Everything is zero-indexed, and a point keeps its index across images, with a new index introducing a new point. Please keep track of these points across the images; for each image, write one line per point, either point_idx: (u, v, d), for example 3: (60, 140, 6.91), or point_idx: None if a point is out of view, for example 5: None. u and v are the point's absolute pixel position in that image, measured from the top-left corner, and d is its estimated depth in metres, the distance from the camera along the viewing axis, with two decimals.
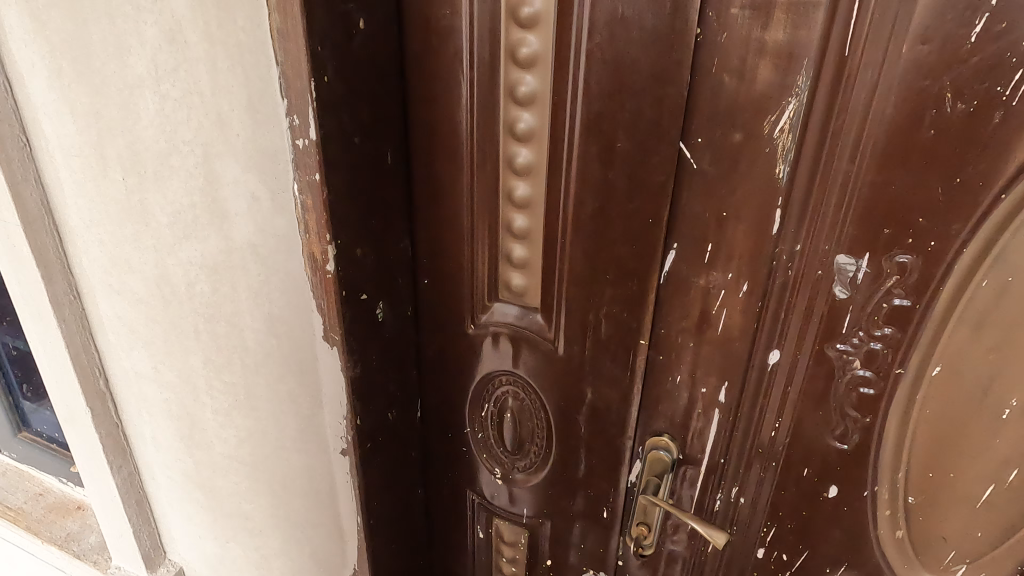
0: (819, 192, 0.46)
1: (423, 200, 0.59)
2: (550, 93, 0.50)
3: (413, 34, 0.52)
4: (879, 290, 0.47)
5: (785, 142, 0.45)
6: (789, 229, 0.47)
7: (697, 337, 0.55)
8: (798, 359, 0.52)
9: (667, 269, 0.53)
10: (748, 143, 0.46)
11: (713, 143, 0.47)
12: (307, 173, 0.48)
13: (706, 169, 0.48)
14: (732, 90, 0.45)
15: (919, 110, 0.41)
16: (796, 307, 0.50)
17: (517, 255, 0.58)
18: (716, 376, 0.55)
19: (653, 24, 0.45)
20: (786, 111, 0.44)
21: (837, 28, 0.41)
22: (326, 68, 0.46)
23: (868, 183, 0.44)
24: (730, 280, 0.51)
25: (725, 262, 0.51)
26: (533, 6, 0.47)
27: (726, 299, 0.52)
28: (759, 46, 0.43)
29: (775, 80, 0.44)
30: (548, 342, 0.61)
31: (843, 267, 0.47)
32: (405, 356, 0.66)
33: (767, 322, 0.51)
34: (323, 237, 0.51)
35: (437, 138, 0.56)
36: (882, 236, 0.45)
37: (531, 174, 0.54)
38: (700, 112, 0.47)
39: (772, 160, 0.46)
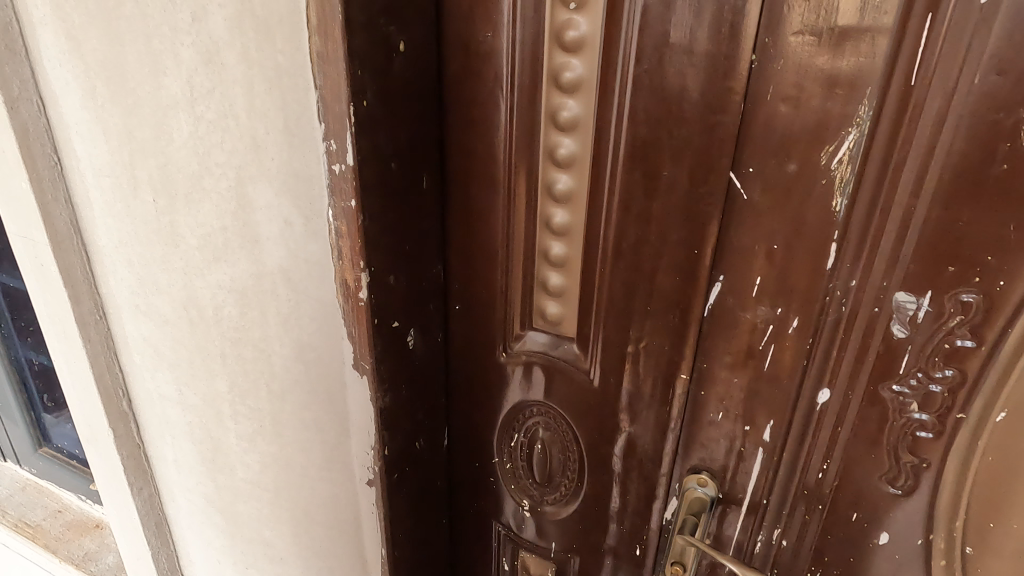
0: (878, 227, 0.44)
1: (457, 225, 0.58)
2: (593, 119, 0.48)
3: (452, 56, 0.51)
4: (940, 330, 0.45)
5: (843, 174, 0.44)
6: (843, 263, 0.46)
7: (741, 372, 0.53)
8: (849, 398, 0.50)
9: (712, 301, 0.51)
10: (802, 174, 0.45)
11: (765, 172, 0.46)
12: (343, 199, 0.47)
13: (757, 200, 0.47)
14: (787, 119, 0.44)
15: (991, 144, 0.39)
16: (849, 345, 0.48)
17: (553, 283, 0.56)
18: (762, 414, 0.53)
19: (705, 50, 0.43)
20: (845, 142, 0.43)
21: (903, 56, 0.39)
22: (366, 92, 0.44)
23: (932, 218, 0.42)
24: (778, 315, 0.50)
25: (773, 295, 0.49)
26: (579, 30, 0.46)
27: (774, 334, 0.50)
28: (817, 73, 0.42)
29: (834, 109, 0.42)
30: (583, 373, 0.58)
31: (902, 305, 0.45)
32: (433, 384, 0.64)
33: (817, 358, 0.49)
34: (357, 263, 0.49)
35: (474, 162, 0.54)
36: (945, 273, 0.43)
37: (571, 200, 0.52)
38: (752, 141, 0.45)
39: (828, 193, 0.45)
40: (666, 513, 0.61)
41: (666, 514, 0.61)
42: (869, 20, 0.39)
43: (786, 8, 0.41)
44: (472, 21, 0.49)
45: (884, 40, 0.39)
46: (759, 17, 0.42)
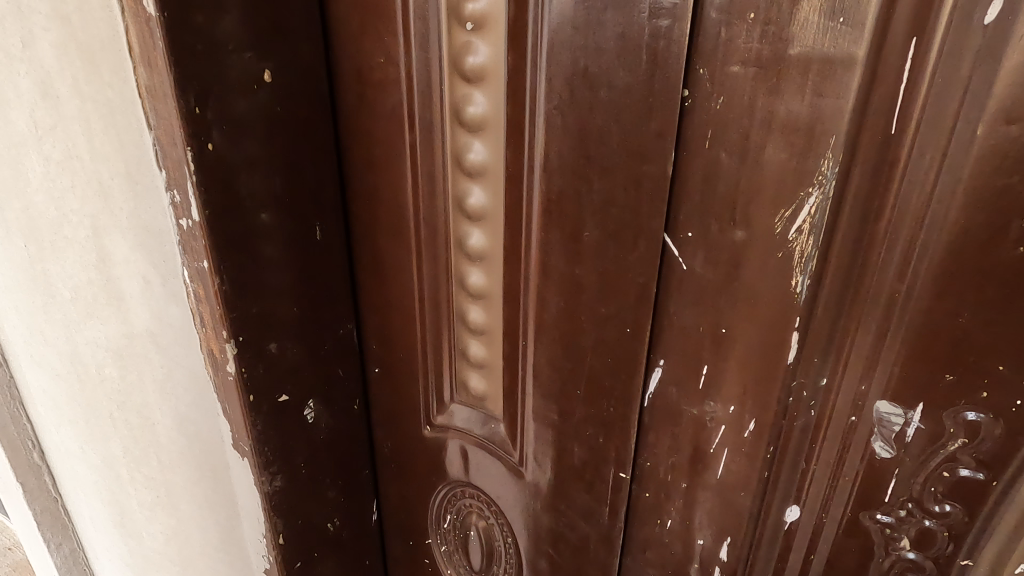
0: (852, 313, 0.33)
1: (368, 279, 0.49)
2: (504, 164, 0.39)
3: (346, 86, 0.43)
4: (940, 454, 0.33)
5: (803, 246, 0.33)
6: (810, 357, 0.35)
7: (691, 476, 0.43)
8: (821, 524, 0.38)
9: (651, 393, 0.42)
10: (753, 242, 0.35)
11: (708, 237, 0.36)
12: (195, 259, 0.39)
13: (700, 273, 0.37)
14: (733, 171, 0.34)
15: (1001, 217, 0.28)
16: (823, 458, 0.37)
17: (473, 353, 0.47)
18: (715, 527, 0.43)
19: (624, 83, 0.33)
20: (805, 207, 0.32)
21: (879, 94, 0.29)
22: (211, 132, 0.36)
23: (919, 309, 0.31)
24: (731, 414, 0.39)
25: (725, 390, 0.39)
26: (479, 56, 0.37)
27: (727, 437, 0.40)
28: (766, 115, 0.32)
29: (789, 162, 0.32)
30: (512, 459, 0.49)
31: (886, 418, 0.34)
32: (353, 456, 0.56)
33: (780, 470, 0.39)
34: (220, 332, 0.41)
35: (380, 209, 0.46)
36: (942, 382, 0.32)
37: (486, 259, 0.43)
38: (690, 197, 0.35)
39: (787, 269, 0.34)
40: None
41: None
42: (833, 46, 0.29)
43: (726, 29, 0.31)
44: (363, 44, 0.41)
45: (854, 72, 0.29)
46: (692, 40, 0.32)
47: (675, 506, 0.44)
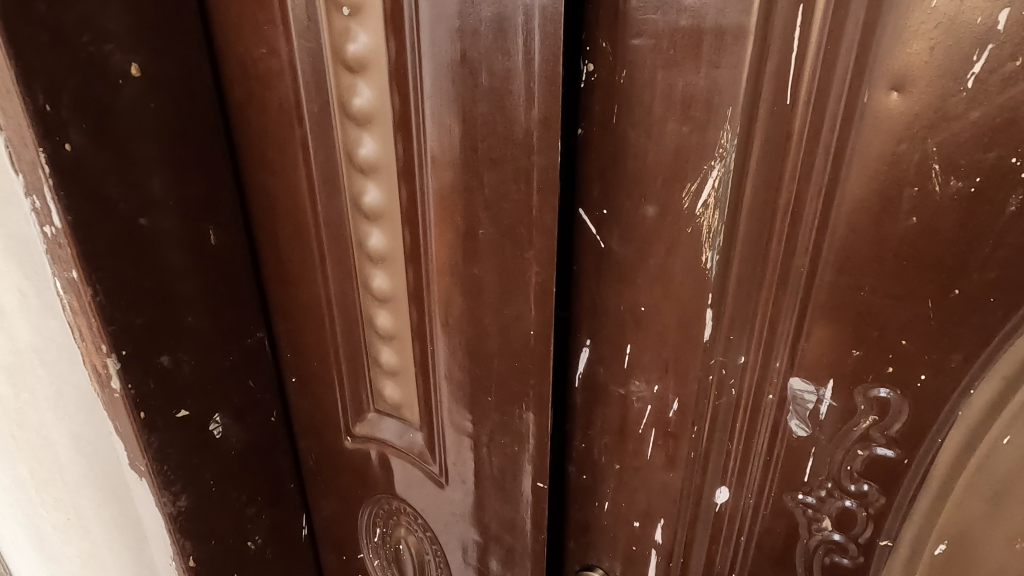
0: (765, 288, 0.36)
1: (275, 284, 0.47)
2: (396, 159, 0.37)
3: (232, 79, 0.40)
4: (854, 434, 0.36)
5: (710, 220, 0.35)
6: (728, 333, 0.38)
7: (621, 456, 0.45)
8: (748, 503, 0.42)
9: (583, 369, 0.44)
10: (663, 219, 0.37)
11: (623, 217, 0.38)
12: (64, 268, 0.36)
13: (620, 252, 0.39)
14: (639, 149, 0.35)
15: (895, 187, 0.31)
16: (744, 437, 0.40)
17: (385, 360, 0.45)
18: (645, 506, 0.46)
19: (505, 68, 0.31)
20: (709, 180, 0.34)
21: (771, 61, 0.31)
22: (68, 130, 0.34)
23: (826, 284, 0.34)
24: (656, 393, 0.42)
25: (650, 368, 0.41)
26: (358, 43, 0.35)
27: (654, 416, 0.42)
28: (669, 91, 0.33)
29: (690, 135, 0.34)
30: (433, 470, 0.47)
31: (800, 395, 0.37)
32: (275, 470, 0.53)
33: (711, 451, 0.41)
34: (100, 345, 0.38)
35: (279, 211, 0.43)
36: (851, 357, 0.35)
37: (388, 261, 0.41)
38: (604, 178, 0.37)
39: (696, 245, 0.36)
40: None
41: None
42: (724, 15, 0.30)
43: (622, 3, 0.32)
44: (245, 33, 0.38)
45: (746, 43, 0.31)
46: (592, 15, 0.34)
47: (611, 486, 0.46)
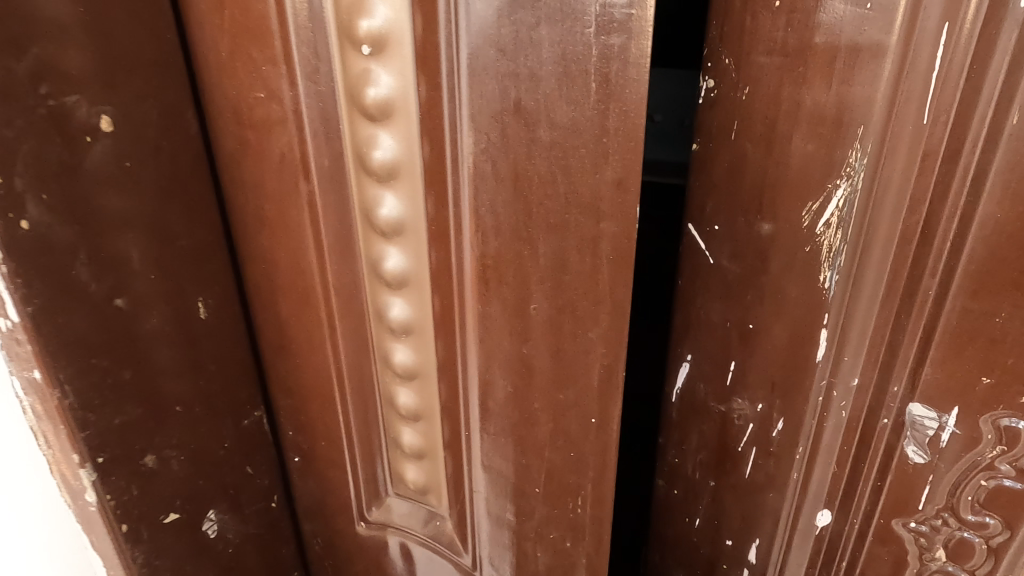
0: (883, 315, 0.35)
1: (275, 357, 0.40)
2: (427, 220, 0.31)
3: (222, 127, 0.34)
4: (978, 464, 0.36)
5: (832, 240, 0.34)
6: (840, 357, 0.37)
7: (717, 474, 0.46)
8: (851, 529, 0.41)
9: (682, 382, 0.46)
10: (779, 235, 0.36)
11: (733, 231, 0.38)
12: (23, 368, 0.30)
13: (727, 267, 0.40)
14: (758, 165, 0.36)
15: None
16: (851, 461, 0.39)
17: (407, 443, 0.39)
18: (740, 526, 0.45)
19: (570, 116, 0.26)
20: (832, 200, 0.34)
21: (910, 82, 0.30)
22: (25, 203, 0.27)
23: (957, 309, 0.33)
24: (760, 413, 0.41)
25: (754, 387, 0.41)
26: (381, 88, 0.29)
27: (755, 435, 0.42)
28: (798, 106, 0.33)
29: (817, 153, 0.33)
30: (462, 559, 0.42)
31: (920, 422, 0.36)
32: (276, 563, 0.47)
33: (812, 475, 0.41)
34: (70, 455, 0.32)
35: (277, 277, 0.37)
36: (980, 385, 0.34)
37: (412, 333, 0.35)
38: (713, 194, 0.38)
39: (813, 264, 0.36)
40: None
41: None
42: (861, 33, 0.30)
43: (751, 18, 0.33)
44: (236, 74, 0.32)
45: (884, 60, 0.30)
46: (717, 31, 0.35)
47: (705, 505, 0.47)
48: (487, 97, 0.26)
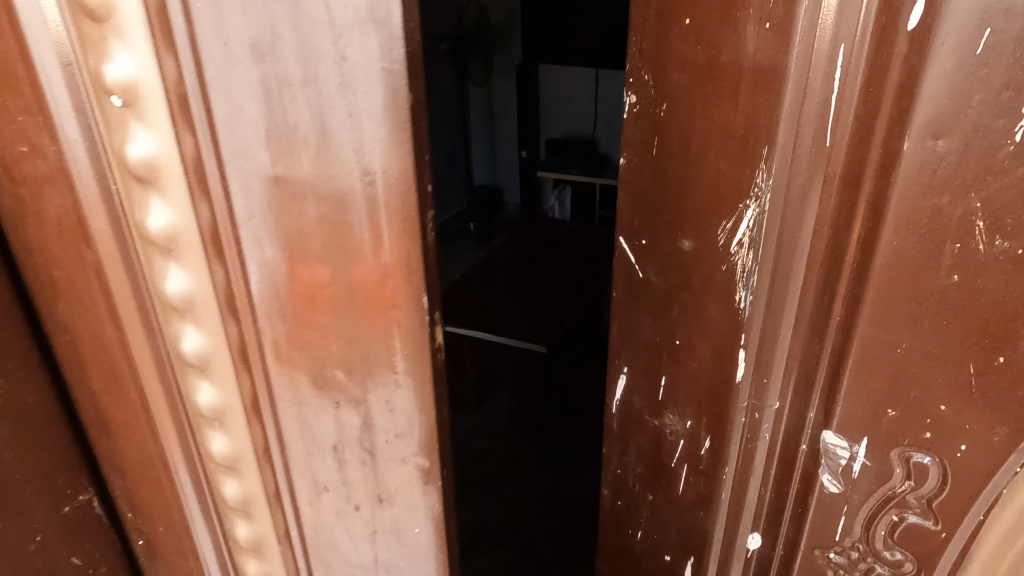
0: (798, 334, 0.43)
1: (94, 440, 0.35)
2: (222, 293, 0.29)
3: None
4: (890, 497, 0.45)
5: (743, 260, 0.41)
6: (758, 359, 0.44)
7: (655, 487, 0.54)
8: (773, 541, 0.51)
9: (626, 395, 0.53)
10: (699, 251, 0.43)
11: (661, 249, 0.45)
12: None
13: (655, 283, 0.47)
14: (684, 176, 0.42)
15: (925, 241, 0.37)
16: (758, 472, 0.49)
17: (242, 532, 0.36)
18: (677, 541, 0.54)
19: None
20: (740, 222, 0.40)
21: (813, 93, 0.36)
22: None
23: (860, 341, 0.41)
24: (687, 426, 0.49)
25: (686, 397, 0.48)
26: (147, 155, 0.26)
27: (686, 450, 0.50)
28: (712, 125, 0.39)
29: (727, 169, 0.39)
30: None
31: (835, 455, 0.45)
32: None
33: (750, 494, 0.50)
34: None
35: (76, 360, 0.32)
36: (887, 416, 0.42)
37: (226, 418, 0.32)
38: (644, 214, 0.45)
39: (729, 280, 0.42)
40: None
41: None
42: (761, 56, 0.36)
43: (675, 32, 0.39)
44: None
45: (786, 82, 0.36)
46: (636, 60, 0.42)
47: (646, 521, 0.56)
48: (249, 147, 0.25)
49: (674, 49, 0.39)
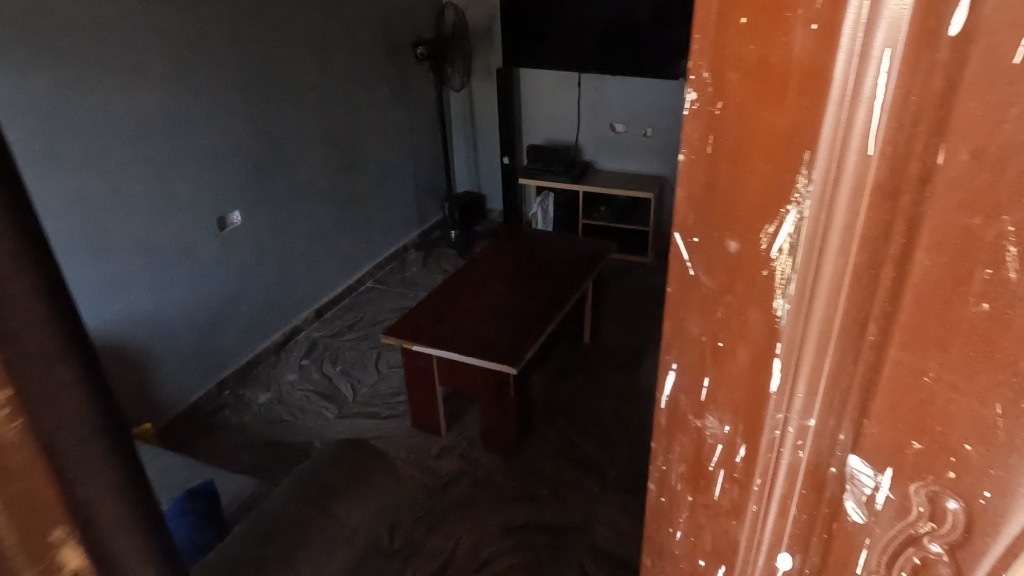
0: (843, 301, 0.64)
1: None
2: None
3: None
4: (925, 495, 0.64)
5: (784, 254, 0.67)
6: (785, 326, 0.69)
7: (734, 410, 0.79)
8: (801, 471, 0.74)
9: (708, 337, 0.78)
10: (750, 244, 0.70)
11: (712, 245, 0.74)
12: None
13: (705, 272, 0.76)
14: (756, 174, 0.66)
15: (959, 264, 0.55)
16: (801, 403, 0.71)
17: None
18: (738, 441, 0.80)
19: None
20: (779, 226, 0.66)
21: (856, 129, 0.57)
22: None
23: (894, 325, 0.61)
24: (734, 350, 0.76)
25: (738, 342, 0.75)
26: None
27: (730, 380, 0.78)
28: (766, 149, 0.65)
29: (778, 182, 0.65)
30: None
31: (862, 482, 0.69)
32: None
33: (809, 435, 0.72)
34: None
35: None
36: (924, 389, 0.61)
37: None
38: (725, 218, 0.71)
39: (769, 261, 0.69)
40: (716, 457, 0.83)
41: (715, 457, 0.83)
42: (819, 73, 0.58)
43: (761, 65, 0.62)
44: None
45: (834, 104, 0.58)
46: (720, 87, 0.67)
47: (721, 427, 0.81)
48: None
49: (732, 41, 0.63)
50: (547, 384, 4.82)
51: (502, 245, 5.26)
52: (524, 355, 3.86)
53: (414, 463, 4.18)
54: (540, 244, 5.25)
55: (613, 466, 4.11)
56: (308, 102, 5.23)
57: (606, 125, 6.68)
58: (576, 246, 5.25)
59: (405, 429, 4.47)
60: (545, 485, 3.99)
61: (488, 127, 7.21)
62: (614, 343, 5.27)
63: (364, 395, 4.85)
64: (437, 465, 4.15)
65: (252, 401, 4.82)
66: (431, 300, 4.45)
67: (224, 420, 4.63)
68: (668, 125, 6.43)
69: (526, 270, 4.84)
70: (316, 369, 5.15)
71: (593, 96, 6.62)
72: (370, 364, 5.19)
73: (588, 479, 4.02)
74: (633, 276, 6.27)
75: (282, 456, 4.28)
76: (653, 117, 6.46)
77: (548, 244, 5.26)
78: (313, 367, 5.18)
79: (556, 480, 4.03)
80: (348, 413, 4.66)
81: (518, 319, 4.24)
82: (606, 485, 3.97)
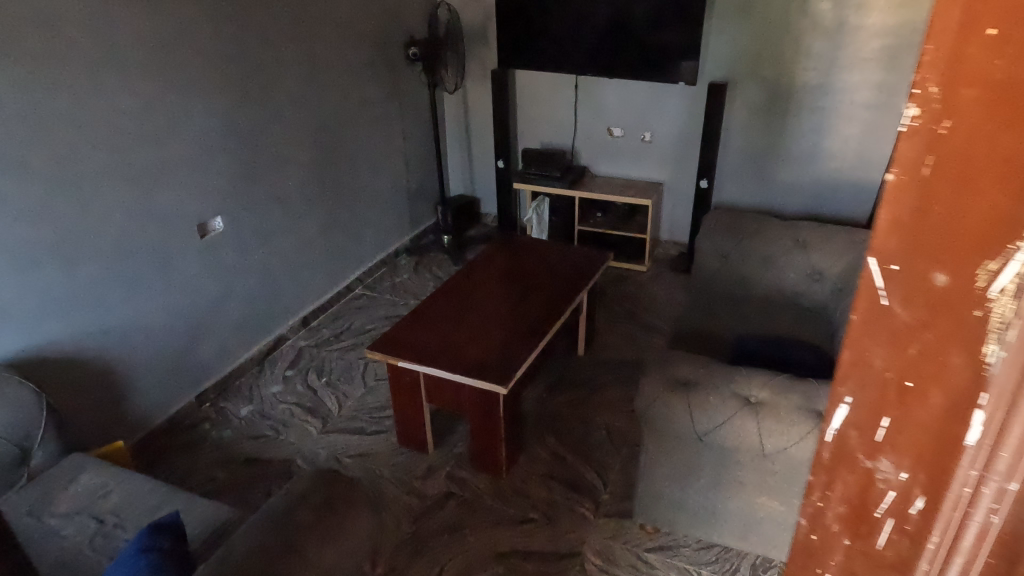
0: None
1: None
2: None
3: None
4: None
5: (1001, 306, 0.61)
6: (985, 404, 0.64)
7: (914, 467, 0.71)
8: (976, 558, 0.69)
9: (886, 402, 0.71)
10: (961, 293, 0.62)
11: (912, 283, 0.65)
12: None
13: (905, 304, 0.66)
14: (972, 221, 0.60)
15: None
16: (986, 488, 0.66)
17: None
18: (907, 508, 0.73)
19: None
20: (1000, 275, 0.60)
21: None
22: None
23: None
24: (922, 397, 0.68)
25: (926, 393, 0.68)
26: None
27: (914, 445, 0.70)
28: (996, 194, 0.58)
29: (1003, 233, 0.59)
30: None
31: None
32: None
33: (983, 514, 0.67)
34: None
35: None
36: None
37: None
38: (923, 266, 0.64)
39: (982, 320, 0.62)
40: (886, 503, 0.75)
41: (885, 503, 0.75)
42: None
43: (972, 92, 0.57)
44: None
45: None
46: (933, 115, 0.59)
47: (894, 475, 0.73)
48: None
49: (971, 67, 0.56)
50: (540, 400, 4.63)
51: (499, 254, 5.09)
52: (511, 374, 3.69)
53: (399, 484, 3.98)
54: (536, 253, 5.07)
55: (609, 487, 3.91)
56: (296, 103, 5.05)
57: (604, 129, 6.50)
58: (573, 255, 5.06)
59: (392, 446, 4.27)
60: (536, 509, 3.79)
61: (483, 131, 7.02)
62: (612, 356, 5.09)
63: (349, 409, 4.64)
64: (424, 487, 3.96)
65: (233, 414, 4.61)
66: (422, 313, 4.30)
67: (203, 435, 4.43)
68: (668, 130, 6.25)
69: (522, 282, 4.68)
70: (301, 381, 4.95)
71: (591, 99, 6.44)
72: (358, 376, 4.99)
73: (582, 502, 3.82)
74: (631, 286, 6.08)
75: (261, 474, 4.08)
76: (653, 121, 6.28)
77: (545, 253, 5.08)
78: (298, 378, 4.97)
79: (548, 502, 3.83)
80: (332, 429, 4.46)
81: (511, 334, 4.08)
82: (600, 509, 3.77)
